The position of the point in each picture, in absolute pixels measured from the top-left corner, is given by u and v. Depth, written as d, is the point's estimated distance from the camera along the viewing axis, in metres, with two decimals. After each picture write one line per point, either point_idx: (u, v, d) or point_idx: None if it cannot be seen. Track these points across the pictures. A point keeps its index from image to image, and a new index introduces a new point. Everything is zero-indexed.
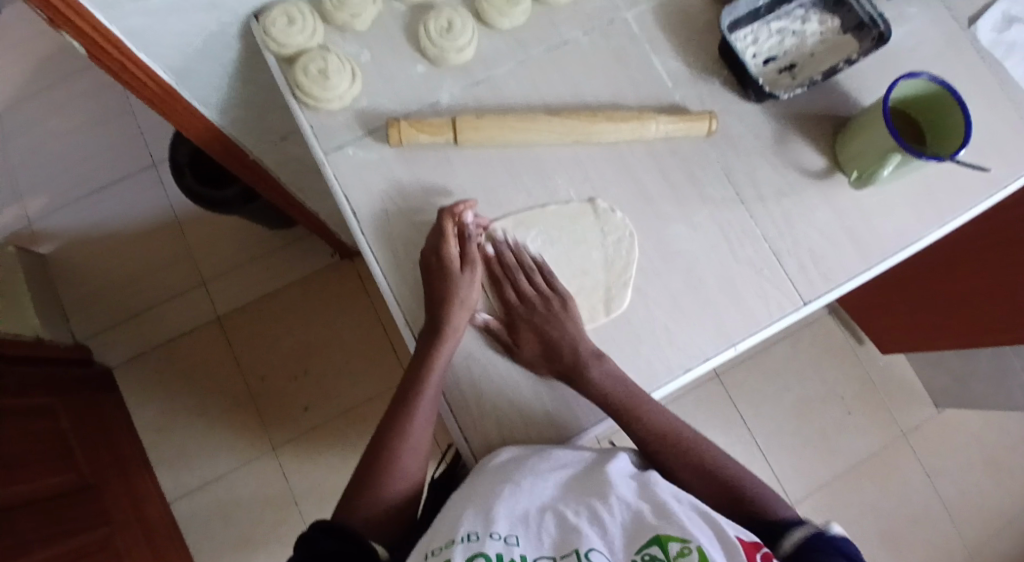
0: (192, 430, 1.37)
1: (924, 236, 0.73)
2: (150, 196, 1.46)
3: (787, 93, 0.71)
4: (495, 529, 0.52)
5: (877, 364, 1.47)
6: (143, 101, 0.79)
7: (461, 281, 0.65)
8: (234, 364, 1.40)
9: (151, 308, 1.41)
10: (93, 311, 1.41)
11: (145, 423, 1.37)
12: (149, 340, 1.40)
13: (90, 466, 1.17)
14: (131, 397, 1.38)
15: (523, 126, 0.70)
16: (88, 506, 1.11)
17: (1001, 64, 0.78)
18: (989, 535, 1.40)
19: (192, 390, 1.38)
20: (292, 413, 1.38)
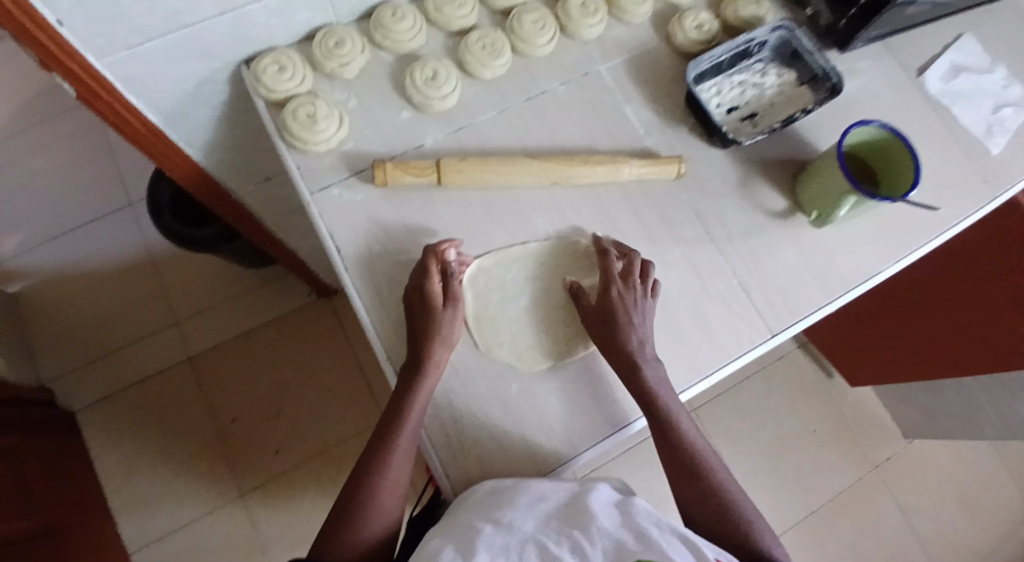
0: (157, 475, 1.33)
1: (883, 271, 0.77)
2: (128, 236, 1.46)
3: (750, 139, 0.75)
4: None
5: (848, 398, 1.52)
6: (128, 141, 0.81)
7: (443, 317, 0.66)
8: (203, 407, 1.38)
9: (119, 349, 1.39)
10: (58, 353, 1.38)
11: (107, 468, 1.33)
12: (116, 382, 1.37)
13: (54, 511, 1.14)
14: (93, 441, 1.34)
15: (503, 168, 0.73)
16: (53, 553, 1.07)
17: (950, 110, 0.84)
18: None
19: (164, 432, 1.36)
20: (262, 456, 1.36)
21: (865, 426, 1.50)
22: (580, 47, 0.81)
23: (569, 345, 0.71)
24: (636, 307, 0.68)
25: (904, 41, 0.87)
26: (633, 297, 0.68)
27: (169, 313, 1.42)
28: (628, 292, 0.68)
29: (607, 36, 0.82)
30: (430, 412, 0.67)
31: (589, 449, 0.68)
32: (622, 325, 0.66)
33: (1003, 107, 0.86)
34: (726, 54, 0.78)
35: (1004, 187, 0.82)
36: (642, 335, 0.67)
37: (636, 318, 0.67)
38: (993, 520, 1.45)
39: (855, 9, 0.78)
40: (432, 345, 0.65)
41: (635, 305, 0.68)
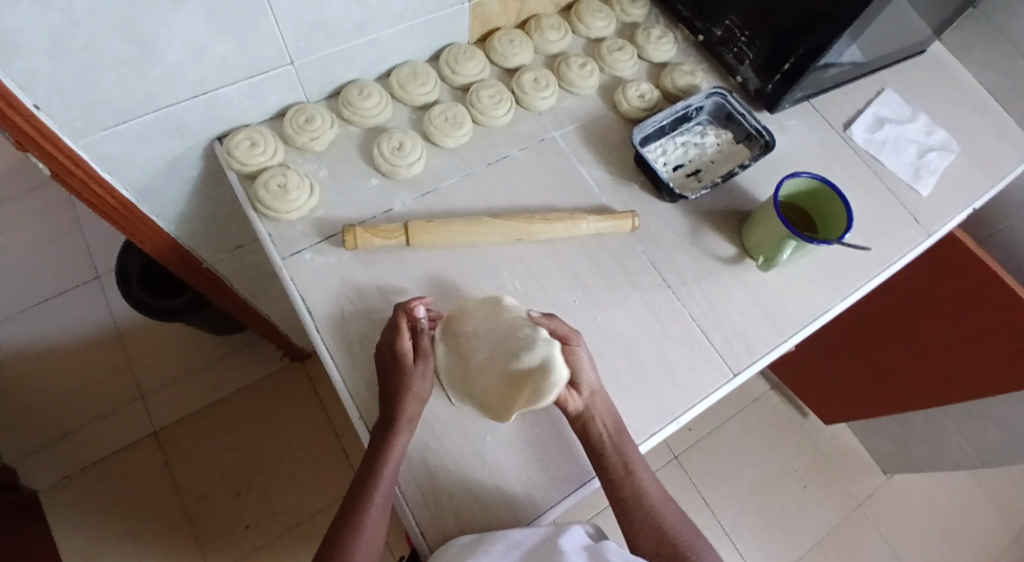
0: (125, 558, 1.28)
1: (828, 309, 0.81)
2: (95, 310, 1.45)
3: (695, 193, 0.80)
4: None
5: (823, 435, 1.55)
6: (100, 216, 0.82)
7: (415, 373, 0.67)
8: (171, 482, 1.34)
9: (85, 425, 1.36)
10: (21, 432, 1.34)
11: (71, 553, 1.28)
12: (80, 461, 1.34)
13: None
14: (56, 525, 1.29)
15: (468, 227, 0.76)
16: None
17: (878, 158, 0.91)
18: None
19: (132, 509, 1.32)
20: (233, 531, 1.32)
21: (840, 461, 1.53)
22: (535, 116, 0.87)
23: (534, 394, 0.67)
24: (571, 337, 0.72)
25: (831, 99, 0.95)
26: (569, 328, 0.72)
27: (135, 387, 1.40)
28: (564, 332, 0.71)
29: (559, 105, 0.88)
30: (404, 468, 0.67)
31: (563, 498, 0.69)
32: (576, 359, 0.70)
33: (927, 153, 0.93)
34: (667, 119, 0.84)
35: (936, 225, 0.89)
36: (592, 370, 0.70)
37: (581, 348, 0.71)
38: (976, 549, 1.48)
39: (779, 75, 0.86)
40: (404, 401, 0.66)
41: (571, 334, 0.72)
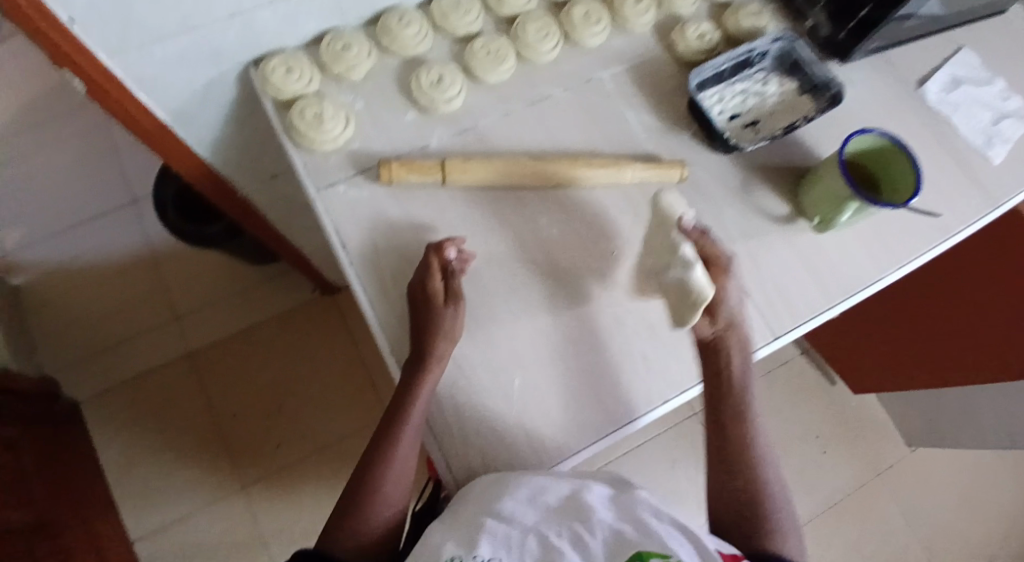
0: (160, 468, 1.35)
1: (881, 277, 0.77)
2: (133, 232, 1.47)
3: (751, 146, 0.76)
4: (478, 553, 0.55)
5: (850, 404, 1.52)
6: (137, 136, 0.81)
7: (445, 314, 0.66)
8: (206, 401, 1.39)
9: (124, 343, 1.40)
10: (63, 345, 1.39)
11: (110, 461, 1.35)
12: (118, 377, 1.39)
13: (48, 501, 1.13)
14: (97, 434, 1.36)
15: (508, 168, 0.74)
16: (51, 543, 1.08)
17: (948, 121, 0.85)
18: None
19: (167, 424, 1.37)
20: (265, 451, 1.37)
21: (866, 431, 1.51)
22: (584, 55, 0.82)
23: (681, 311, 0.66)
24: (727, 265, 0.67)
25: (904, 51, 0.88)
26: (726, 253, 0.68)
27: (171, 308, 1.44)
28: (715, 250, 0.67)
29: (609, 44, 0.83)
30: (433, 407, 0.67)
31: (590, 445, 0.68)
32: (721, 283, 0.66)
33: (1001, 121, 0.86)
34: (728, 63, 0.79)
35: (1005, 196, 0.83)
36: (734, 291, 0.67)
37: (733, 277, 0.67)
38: (996, 529, 1.46)
39: (854, 22, 0.79)
40: (433, 342, 0.65)
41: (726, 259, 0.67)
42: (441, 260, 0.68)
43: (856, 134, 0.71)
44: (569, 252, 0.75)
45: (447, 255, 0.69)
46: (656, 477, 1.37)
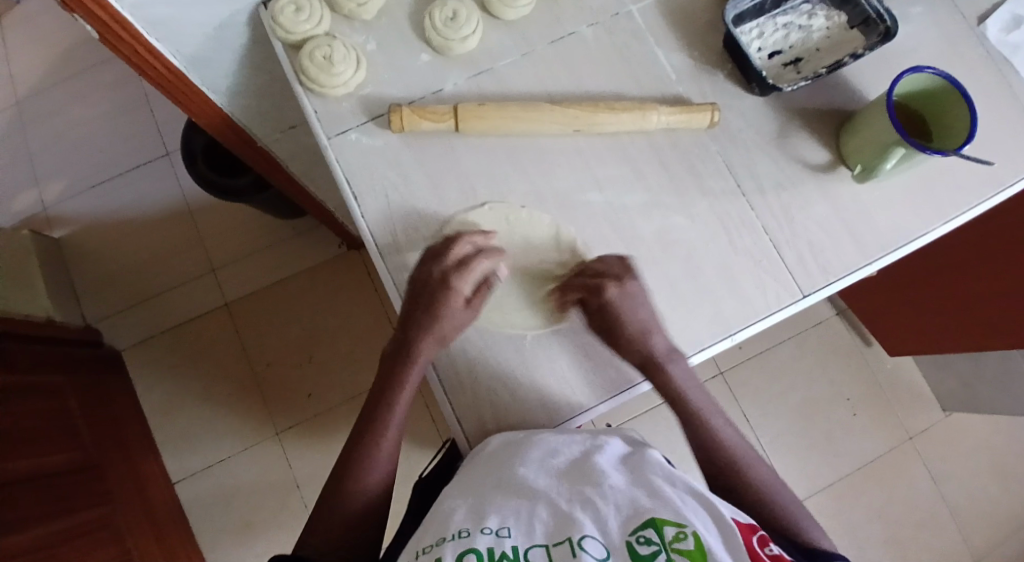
0: (194, 414, 1.39)
1: (922, 234, 0.72)
2: (163, 184, 1.47)
3: (790, 87, 0.71)
4: (485, 524, 0.52)
5: (885, 366, 1.47)
6: (151, 82, 0.79)
7: (451, 316, 0.65)
8: (239, 348, 1.42)
9: (159, 294, 1.43)
10: (102, 293, 1.43)
11: (150, 405, 1.39)
12: (158, 325, 1.42)
13: (96, 447, 1.19)
14: (136, 379, 1.40)
15: (525, 113, 0.70)
16: (93, 484, 1.13)
17: (1011, 62, 0.77)
18: (999, 545, 1.38)
19: (202, 373, 1.40)
20: (296, 399, 1.40)
21: (900, 394, 1.45)
22: None
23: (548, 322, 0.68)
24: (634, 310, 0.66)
25: None
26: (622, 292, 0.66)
27: (206, 260, 1.45)
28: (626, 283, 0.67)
29: None
30: (446, 369, 0.67)
31: (605, 400, 0.67)
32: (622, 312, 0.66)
33: None
34: None
35: None
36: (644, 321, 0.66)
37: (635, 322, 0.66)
38: None
39: None
40: (427, 335, 0.65)
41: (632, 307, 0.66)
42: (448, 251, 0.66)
43: (901, 74, 0.65)
44: (587, 205, 0.71)
45: (456, 248, 0.66)
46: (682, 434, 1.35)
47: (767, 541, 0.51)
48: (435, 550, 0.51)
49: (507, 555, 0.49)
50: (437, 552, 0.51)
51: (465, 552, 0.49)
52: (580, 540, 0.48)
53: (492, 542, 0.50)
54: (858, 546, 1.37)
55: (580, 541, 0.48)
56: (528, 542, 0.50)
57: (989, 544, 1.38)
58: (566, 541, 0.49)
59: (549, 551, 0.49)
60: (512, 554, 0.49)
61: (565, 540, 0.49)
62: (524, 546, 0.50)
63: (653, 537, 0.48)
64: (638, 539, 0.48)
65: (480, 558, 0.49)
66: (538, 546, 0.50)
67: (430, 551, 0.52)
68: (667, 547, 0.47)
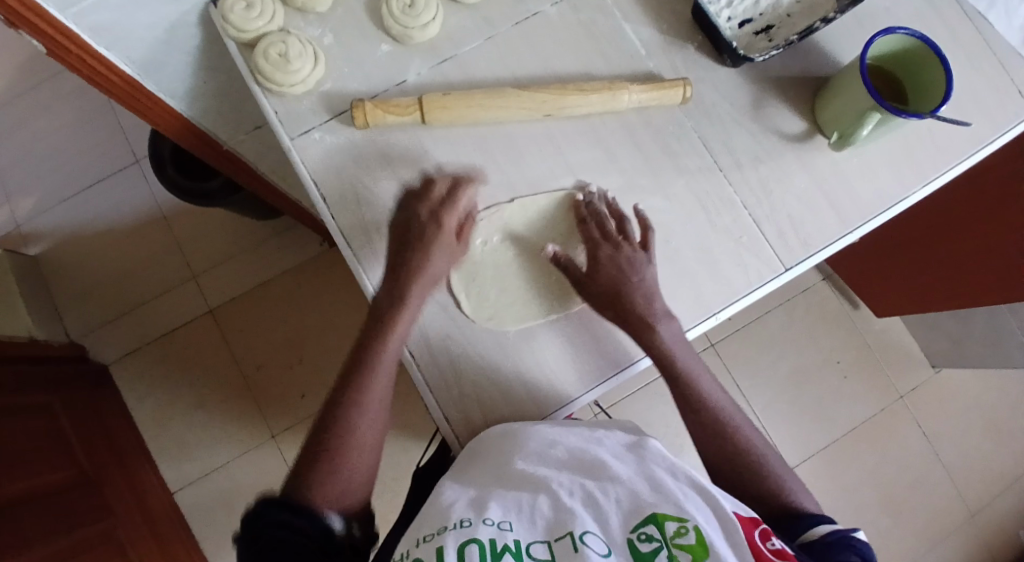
0: (188, 423, 1.37)
1: (904, 200, 0.72)
2: (134, 192, 1.43)
3: (762, 56, 0.69)
4: (488, 515, 0.51)
5: (873, 328, 1.47)
6: (104, 91, 0.77)
7: (435, 255, 0.66)
8: (228, 355, 1.40)
9: (140, 305, 1.40)
10: (83, 309, 1.39)
11: (143, 418, 1.37)
12: (143, 336, 1.39)
13: (91, 461, 1.17)
14: (126, 392, 1.38)
15: (489, 101, 0.68)
16: (92, 499, 1.11)
17: (983, 17, 0.76)
18: (992, 496, 1.41)
19: (192, 382, 1.38)
20: (288, 400, 1.38)
21: (890, 354, 1.46)
22: None
23: (531, 311, 0.67)
24: (634, 265, 0.65)
25: None
26: (636, 258, 0.66)
27: (186, 268, 1.41)
28: (635, 253, 0.66)
29: None
30: (428, 361, 0.66)
31: (600, 384, 0.67)
32: (628, 285, 0.65)
33: None
34: None
35: None
36: (646, 295, 0.65)
37: (636, 275, 0.65)
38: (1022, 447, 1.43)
39: None
40: (420, 281, 0.65)
41: (630, 260, 0.66)
42: (429, 190, 0.67)
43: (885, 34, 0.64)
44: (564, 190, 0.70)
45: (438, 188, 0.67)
46: (671, 409, 1.37)
47: (768, 535, 0.50)
48: (436, 539, 0.50)
49: (510, 548, 0.48)
50: (439, 540, 0.49)
51: (467, 542, 0.48)
52: (582, 535, 0.47)
53: (494, 534, 0.49)
54: (856, 508, 1.38)
55: (581, 536, 0.47)
56: (530, 538, 0.49)
57: (981, 498, 1.40)
58: (567, 536, 0.48)
59: (551, 547, 0.48)
60: (514, 547, 0.48)
61: (566, 535, 0.48)
62: (527, 541, 0.49)
63: (655, 533, 0.47)
64: (640, 537, 0.47)
65: (483, 548, 0.47)
66: (540, 541, 0.49)
67: (431, 539, 0.50)
68: (669, 543, 0.46)
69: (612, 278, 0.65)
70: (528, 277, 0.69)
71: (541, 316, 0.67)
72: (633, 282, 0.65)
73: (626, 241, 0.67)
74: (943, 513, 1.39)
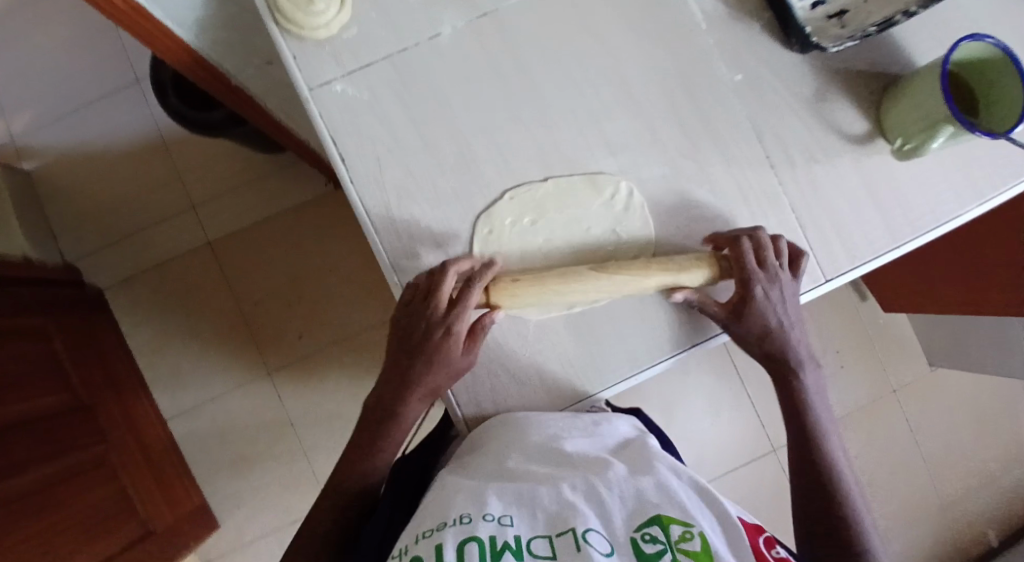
0: (186, 352, 1.35)
1: (963, 214, 0.69)
2: (137, 115, 1.36)
3: (836, 47, 0.67)
4: (488, 510, 0.51)
5: (877, 320, 1.45)
6: (106, 16, 0.71)
7: (440, 374, 0.63)
8: (227, 290, 1.37)
9: (139, 232, 1.36)
10: (80, 230, 1.36)
11: (139, 344, 1.35)
12: (140, 264, 1.36)
13: (85, 386, 1.15)
14: (122, 317, 1.35)
15: (562, 287, 0.63)
16: (86, 424, 1.10)
17: None
18: (968, 490, 1.42)
19: (190, 313, 1.36)
20: (287, 340, 1.36)
21: (888, 344, 1.45)
22: None
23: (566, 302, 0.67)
24: (781, 309, 0.65)
25: None
26: (782, 296, 0.65)
27: (185, 196, 1.37)
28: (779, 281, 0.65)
29: None
30: None
31: (626, 378, 0.68)
32: (765, 330, 0.65)
33: None
34: None
35: None
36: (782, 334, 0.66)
37: (782, 315, 0.65)
38: (1004, 448, 1.44)
39: None
40: (426, 389, 0.63)
41: (782, 297, 0.65)
42: (437, 301, 0.62)
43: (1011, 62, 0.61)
44: (601, 171, 0.69)
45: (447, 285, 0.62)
46: (664, 380, 1.36)
47: (773, 543, 0.50)
48: (435, 535, 0.49)
49: (510, 547, 0.47)
50: (438, 537, 0.48)
51: (466, 540, 0.47)
52: (584, 533, 0.47)
53: (494, 531, 0.48)
54: None
55: (584, 535, 0.47)
56: (531, 533, 0.49)
57: (959, 495, 1.42)
58: (569, 532, 0.47)
59: (551, 542, 0.47)
60: (513, 545, 0.47)
61: (569, 531, 0.48)
62: (528, 537, 0.48)
63: (659, 535, 0.47)
64: (644, 537, 0.47)
65: (483, 547, 0.46)
66: (542, 536, 0.48)
67: (430, 536, 0.49)
68: (673, 547, 0.46)
69: (758, 324, 0.65)
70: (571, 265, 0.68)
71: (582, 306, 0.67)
72: (771, 319, 0.65)
73: (789, 276, 0.66)
74: (917, 503, 1.41)
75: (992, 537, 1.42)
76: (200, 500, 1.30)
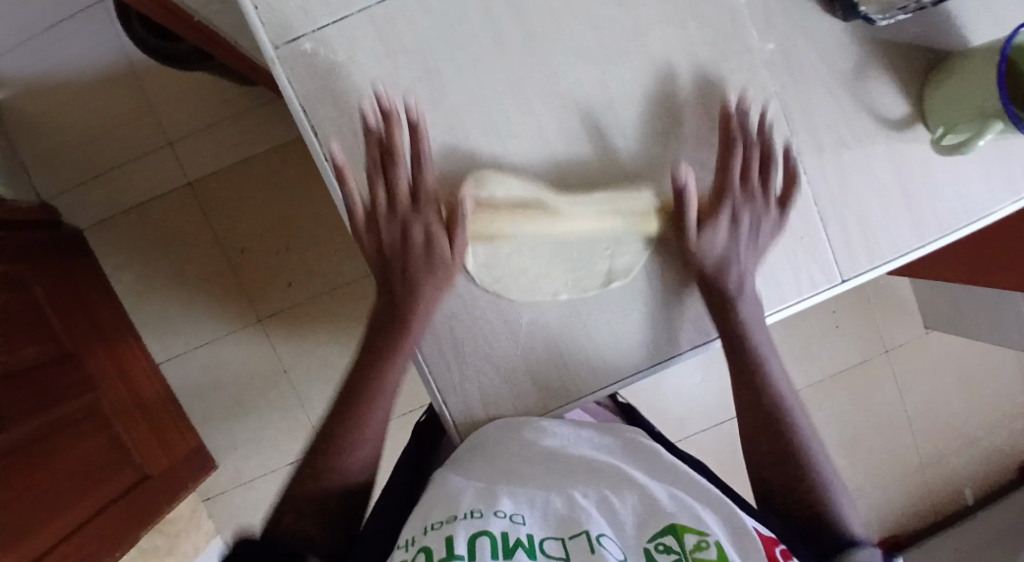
0: (172, 297, 1.30)
1: (992, 212, 0.71)
2: (106, 42, 1.25)
3: (883, 19, 0.67)
4: (499, 508, 0.50)
5: (879, 282, 1.41)
6: None
7: (429, 284, 0.66)
8: (211, 234, 1.30)
9: (117, 167, 1.28)
10: (56, 166, 1.28)
11: (123, 286, 1.30)
12: (119, 204, 1.29)
13: (68, 334, 1.09)
14: (106, 258, 1.29)
15: (542, 217, 0.67)
16: (70, 373, 1.05)
17: None
18: (952, 452, 1.43)
19: (176, 256, 1.30)
20: (275, 287, 1.31)
21: (887, 307, 1.41)
22: None
23: (559, 285, 0.69)
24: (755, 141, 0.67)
25: None
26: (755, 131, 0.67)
27: (162, 130, 1.28)
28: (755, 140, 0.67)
29: None
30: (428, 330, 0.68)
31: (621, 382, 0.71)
32: (733, 166, 0.67)
33: None
34: None
35: None
36: (751, 171, 0.68)
37: (749, 149, 0.67)
38: (990, 412, 1.44)
39: None
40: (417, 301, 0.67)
41: (750, 147, 0.68)
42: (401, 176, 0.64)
43: None
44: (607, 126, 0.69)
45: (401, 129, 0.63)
46: None
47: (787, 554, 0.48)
48: (445, 528, 0.48)
49: (523, 544, 0.46)
50: (449, 529, 0.47)
51: (478, 534, 0.46)
52: (598, 536, 0.46)
53: (507, 528, 0.47)
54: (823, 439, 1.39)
55: (597, 537, 0.45)
56: (543, 533, 0.48)
57: (945, 453, 1.43)
58: (583, 535, 0.46)
59: (565, 545, 0.46)
60: (526, 543, 0.46)
61: (582, 534, 0.46)
62: (540, 537, 0.47)
63: (673, 545, 0.45)
64: (657, 548, 0.45)
65: (494, 543, 0.45)
66: (553, 538, 0.47)
67: (439, 528, 0.48)
68: (688, 556, 0.43)
69: (724, 155, 0.67)
70: (566, 247, 0.69)
71: (575, 294, 0.69)
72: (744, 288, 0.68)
73: (766, 137, 0.68)
74: (898, 462, 1.41)
75: (967, 497, 1.44)
76: (196, 443, 1.27)
